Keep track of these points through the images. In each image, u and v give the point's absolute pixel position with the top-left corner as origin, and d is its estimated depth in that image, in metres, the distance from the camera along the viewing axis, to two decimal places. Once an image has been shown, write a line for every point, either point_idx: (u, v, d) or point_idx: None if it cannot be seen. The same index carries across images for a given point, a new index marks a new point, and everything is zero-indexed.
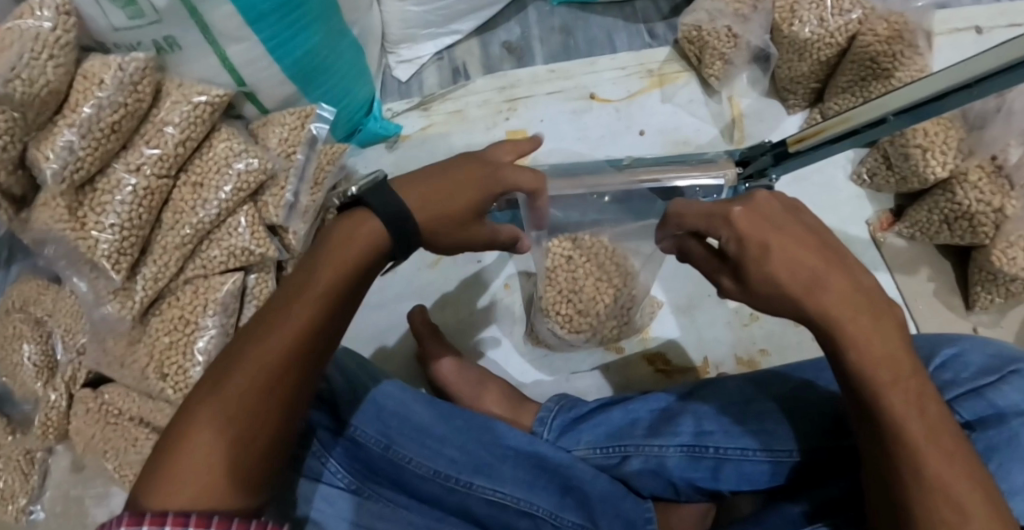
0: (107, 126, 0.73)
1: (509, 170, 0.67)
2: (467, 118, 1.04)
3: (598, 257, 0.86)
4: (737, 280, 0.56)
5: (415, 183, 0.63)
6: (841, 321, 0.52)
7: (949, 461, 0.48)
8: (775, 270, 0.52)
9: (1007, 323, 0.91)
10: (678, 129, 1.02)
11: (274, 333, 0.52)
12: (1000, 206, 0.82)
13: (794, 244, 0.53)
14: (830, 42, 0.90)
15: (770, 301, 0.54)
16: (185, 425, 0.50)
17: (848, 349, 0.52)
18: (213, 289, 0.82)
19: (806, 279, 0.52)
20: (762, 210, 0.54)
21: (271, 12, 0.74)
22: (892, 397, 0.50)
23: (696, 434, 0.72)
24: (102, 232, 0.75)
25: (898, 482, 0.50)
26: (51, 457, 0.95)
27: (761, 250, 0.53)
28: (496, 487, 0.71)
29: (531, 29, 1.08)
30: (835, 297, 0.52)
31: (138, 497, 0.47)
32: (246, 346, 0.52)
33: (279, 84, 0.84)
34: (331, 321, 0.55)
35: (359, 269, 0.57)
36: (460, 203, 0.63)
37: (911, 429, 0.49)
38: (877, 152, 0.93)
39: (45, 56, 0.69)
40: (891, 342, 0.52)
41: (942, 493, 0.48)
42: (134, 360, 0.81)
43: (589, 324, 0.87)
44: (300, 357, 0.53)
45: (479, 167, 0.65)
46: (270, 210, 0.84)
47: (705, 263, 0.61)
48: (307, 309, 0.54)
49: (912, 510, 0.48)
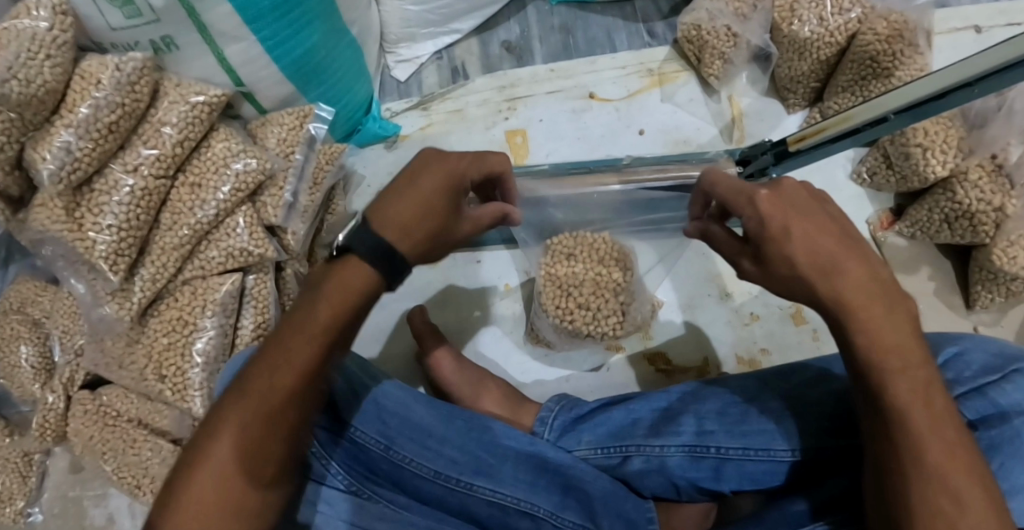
0: (104, 126, 0.73)
1: (470, 160, 0.65)
2: (467, 117, 1.03)
3: (598, 251, 0.87)
4: (757, 260, 0.56)
5: (387, 211, 0.58)
6: (855, 306, 0.52)
7: (950, 452, 0.49)
8: (795, 253, 0.53)
9: (1007, 321, 0.91)
10: (678, 129, 1.01)
11: (276, 367, 0.54)
12: (1001, 205, 0.82)
13: (816, 232, 0.53)
14: (831, 41, 0.90)
15: (790, 283, 0.54)
16: (197, 454, 0.53)
17: (863, 343, 0.52)
18: (211, 289, 0.82)
19: (821, 264, 0.52)
20: (783, 199, 0.54)
21: (269, 12, 0.73)
22: (896, 391, 0.50)
23: (698, 434, 0.72)
24: (100, 233, 0.75)
25: (900, 475, 0.49)
26: (48, 459, 0.94)
27: (782, 232, 0.53)
28: (496, 488, 0.71)
29: (530, 28, 1.08)
30: (843, 283, 0.52)
31: (155, 518, 0.51)
32: (252, 377, 0.54)
33: (278, 84, 0.84)
34: (334, 351, 0.56)
35: (362, 300, 0.57)
36: (440, 218, 0.60)
37: (915, 420, 0.50)
38: (877, 151, 0.93)
39: (42, 55, 0.68)
40: (890, 341, 0.51)
41: (941, 483, 0.48)
42: (133, 361, 0.81)
43: (591, 321, 0.86)
44: (303, 386, 0.54)
45: (440, 174, 0.61)
46: (269, 212, 0.84)
47: (726, 243, 0.61)
48: (309, 341, 0.54)
49: (912, 502, 0.48)
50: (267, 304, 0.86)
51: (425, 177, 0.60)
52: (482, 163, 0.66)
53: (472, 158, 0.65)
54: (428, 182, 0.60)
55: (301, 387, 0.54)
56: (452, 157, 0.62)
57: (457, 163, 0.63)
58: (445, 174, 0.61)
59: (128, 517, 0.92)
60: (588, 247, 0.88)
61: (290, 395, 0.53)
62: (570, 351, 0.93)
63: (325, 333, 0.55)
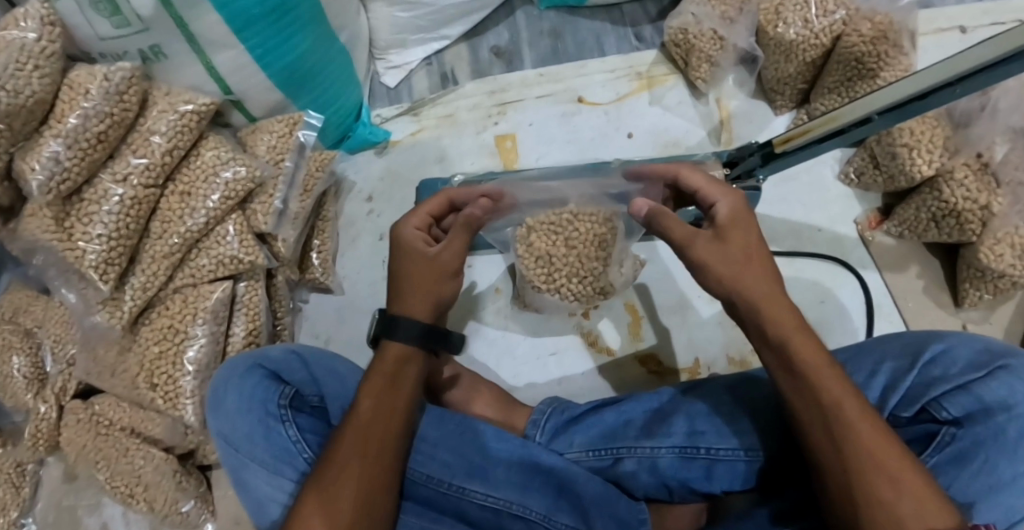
0: (93, 136, 0.73)
1: (417, 216, 0.71)
2: (457, 122, 1.04)
3: (574, 224, 0.87)
4: (715, 239, 0.62)
5: (401, 297, 0.67)
6: (774, 314, 0.58)
7: (878, 436, 0.53)
8: (745, 245, 0.61)
9: (996, 318, 0.91)
10: (666, 131, 1.02)
11: (337, 449, 0.60)
12: (987, 203, 0.83)
13: (756, 243, 0.61)
14: (816, 43, 0.91)
15: (742, 268, 0.60)
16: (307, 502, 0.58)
17: (795, 354, 0.57)
18: (202, 297, 0.82)
19: (771, 270, 0.60)
20: (748, 209, 0.63)
21: (257, 19, 0.74)
22: (828, 389, 0.55)
23: (689, 435, 0.73)
24: (90, 242, 0.75)
25: (841, 471, 0.53)
26: (42, 469, 0.94)
27: (744, 226, 0.61)
28: (489, 493, 0.71)
29: (519, 33, 1.09)
30: (781, 292, 0.59)
31: None
32: (321, 465, 0.60)
33: (268, 91, 0.84)
34: (394, 403, 0.63)
35: (399, 381, 0.64)
36: (428, 273, 0.67)
37: (850, 413, 0.54)
38: (864, 151, 0.94)
39: (30, 66, 0.69)
40: (811, 351, 0.57)
41: (878, 468, 0.52)
42: (124, 369, 0.82)
43: (579, 284, 0.89)
44: (367, 459, 0.59)
45: (401, 246, 0.69)
46: (259, 219, 0.84)
47: (678, 225, 0.65)
48: (371, 394, 0.63)
49: (856, 493, 0.52)
50: (258, 311, 0.87)
51: (398, 255, 0.69)
52: (420, 208, 0.72)
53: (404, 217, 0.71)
54: (399, 257, 0.69)
55: (371, 443, 0.60)
56: (399, 231, 0.70)
57: (406, 228, 0.70)
58: (401, 252, 0.69)
59: (122, 526, 0.92)
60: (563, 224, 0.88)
61: (350, 463, 0.59)
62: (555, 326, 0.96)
63: (374, 415, 0.61)
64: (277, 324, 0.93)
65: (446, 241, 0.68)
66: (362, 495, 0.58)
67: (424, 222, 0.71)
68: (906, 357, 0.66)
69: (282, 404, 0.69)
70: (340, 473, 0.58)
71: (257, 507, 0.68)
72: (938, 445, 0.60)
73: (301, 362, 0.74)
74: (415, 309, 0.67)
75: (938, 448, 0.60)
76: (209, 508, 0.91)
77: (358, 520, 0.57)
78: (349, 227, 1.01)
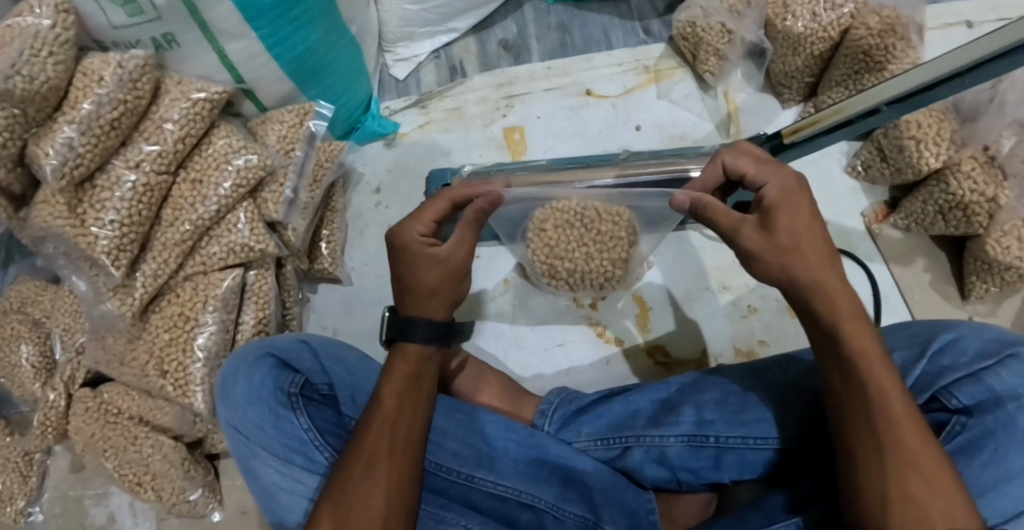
0: (106, 122, 0.73)
1: (416, 221, 0.66)
2: (465, 115, 1.05)
3: (583, 219, 0.87)
4: (762, 227, 0.58)
5: (416, 301, 0.65)
6: (832, 299, 0.56)
7: (920, 435, 0.53)
8: (799, 225, 0.57)
9: (1003, 311, 0.92)
10: (674, 124, 1.03)
11: (363, 440, 0.61)
12: (994, 196, 0.83)
13: (805, 227, 0.57)
14: (824, 36, 0.91)
15: (789, 255, 0.57)
16: (347, 489, 0.59)
17: (842, 339, 0.56)
18: (213, 285, 0.82)
19: (826, 249, 0.57)
20: (800, 186, 0.59)
21: (269, 9, 0.74)
22: (879, 383, 0.54)
23: (697, 423, 0.72)
24: (102, 228, 0.75)
25: (876, 458, 0.54)
26: (49, 459, 0.94)
27: (794, 207, 0.58)
28: (498, 481, 0.71)
29: (527, 27, 1.09)
30: (838, 278, 0.56)
31: None
32: (353, 459, 0.60)
33: (278, 82, 0.85)
34: (416, 397, 0.64)
35: (422, 377, 0.65)
36: (439, 276, 0.65)
37: (891, 404, 0.54)
38: (871, 144, 0.94)
39: (45, 53, 0.69)
40: (862, 334, 0.56)
41: (912, 461, 0.52)
42: (134, 357, 0.82)
43: (578, 277, 0.90)
44: (393, 456, 0.61)
45: (411, 255, 0.65)
46: (269, 207, 0.85)
47: (724, 216, 0.62)
48: (395, 393, 0.64)
49: (887, 484, 0.53)
50: (267, 299, 0.87)
51: (405, 265, 0.65)
52: (422, 212, 0.67)
53: (405, 221, 0.67)
54: (406, 264, 0.65)
55: (397, 441, 0.62)
56: (406, 239, 0.65)
57: (412, 236, 0.65)
58: (414, 265, 0.65)
59: (130, 516, 0.92)
60: (583, 220, 0.87)
61: (376, 460, 0.60)
62: (562, 318, 0.96)
63: (397, 408, 0.63)
64: (286, 314, 0.94)
65: (453, 239, 0.65)
66: (393, 491, 0.60)
67: (429, 226, 0.67)
68: (915, 346, 0.67)
69: (293, 391, 0.69)
70: (369, 466, 0.60)
71: (267, 496, 0.68)
72: (949, 433, 0.60)
73: (310, 350, 0.73)
74: (434, 309, 0.65)
75: (951, 436, 0.60)
76: (216, 498, 0.91)
77: (391, 509, 0.59)
78: (357, 218, 1.01)
